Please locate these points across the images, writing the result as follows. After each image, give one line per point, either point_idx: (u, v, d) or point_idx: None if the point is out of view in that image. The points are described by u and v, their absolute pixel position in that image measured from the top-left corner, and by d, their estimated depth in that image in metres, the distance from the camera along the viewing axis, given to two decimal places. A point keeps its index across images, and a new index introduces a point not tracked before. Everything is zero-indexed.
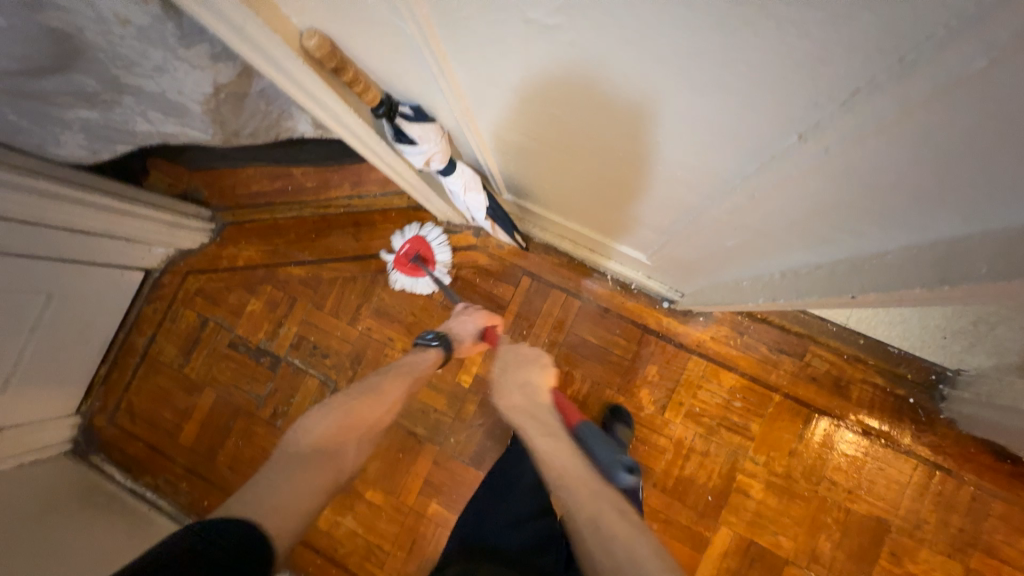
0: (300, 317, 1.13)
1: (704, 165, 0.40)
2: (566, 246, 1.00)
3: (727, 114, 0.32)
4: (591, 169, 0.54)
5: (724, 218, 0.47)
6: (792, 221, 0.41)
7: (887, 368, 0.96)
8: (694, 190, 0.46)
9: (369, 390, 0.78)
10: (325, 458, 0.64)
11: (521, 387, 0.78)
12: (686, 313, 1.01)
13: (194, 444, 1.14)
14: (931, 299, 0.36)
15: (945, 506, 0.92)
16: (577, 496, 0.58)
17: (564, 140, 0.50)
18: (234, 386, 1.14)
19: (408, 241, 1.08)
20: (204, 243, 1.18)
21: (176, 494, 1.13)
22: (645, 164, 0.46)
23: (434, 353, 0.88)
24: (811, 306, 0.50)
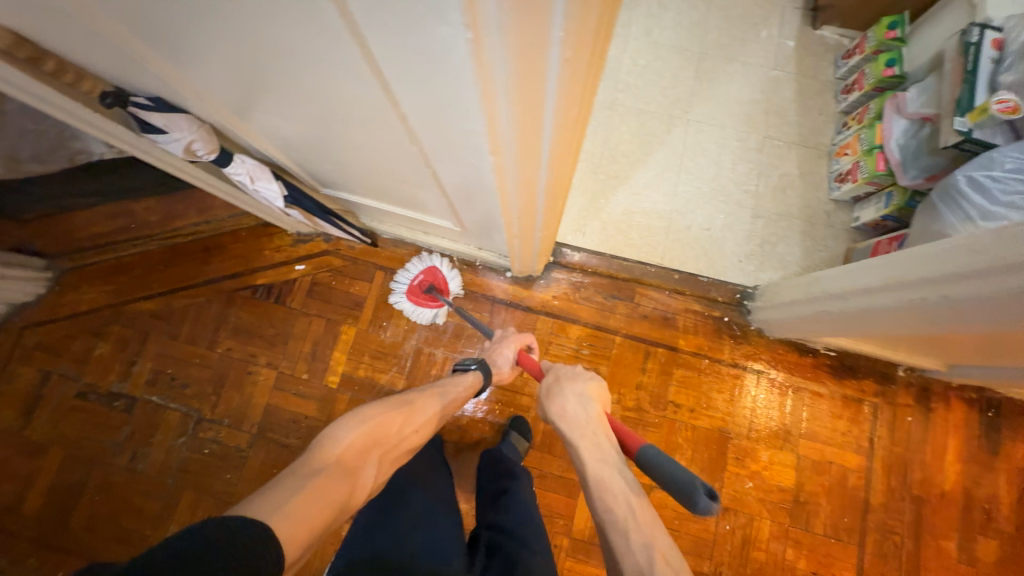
0: (155, 351, 1.10)
1: (359, 100, 0.48)
2: (406, 234, 1.08)
3: (304, 42, 0.40)
4: (327, 131, 0.61)
5: (418, 147, 0.56)
6: (440, 138, 0.50)
7: (701, 296, 1.09)
8: (381, 127, 0.54)
9: (400, 403, 0.75)
10: (344, 472, 0.60)
11: (576, 396, 0.75)
12: (528, 279, 1.11)
13: (41, 512, 1.03)
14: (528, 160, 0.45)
15: (769, 404, 1.05)
16: (627, 541, 0.58)
17: (280, 107, 0.57)
18: (87, 438, 1.06)
19: (421, 272, 1.08)
20: (42, 292, 1.12)
21: (23, 575, 1.00)
22: (341, 114, 0.54)
23: (472, 378, 0.89)
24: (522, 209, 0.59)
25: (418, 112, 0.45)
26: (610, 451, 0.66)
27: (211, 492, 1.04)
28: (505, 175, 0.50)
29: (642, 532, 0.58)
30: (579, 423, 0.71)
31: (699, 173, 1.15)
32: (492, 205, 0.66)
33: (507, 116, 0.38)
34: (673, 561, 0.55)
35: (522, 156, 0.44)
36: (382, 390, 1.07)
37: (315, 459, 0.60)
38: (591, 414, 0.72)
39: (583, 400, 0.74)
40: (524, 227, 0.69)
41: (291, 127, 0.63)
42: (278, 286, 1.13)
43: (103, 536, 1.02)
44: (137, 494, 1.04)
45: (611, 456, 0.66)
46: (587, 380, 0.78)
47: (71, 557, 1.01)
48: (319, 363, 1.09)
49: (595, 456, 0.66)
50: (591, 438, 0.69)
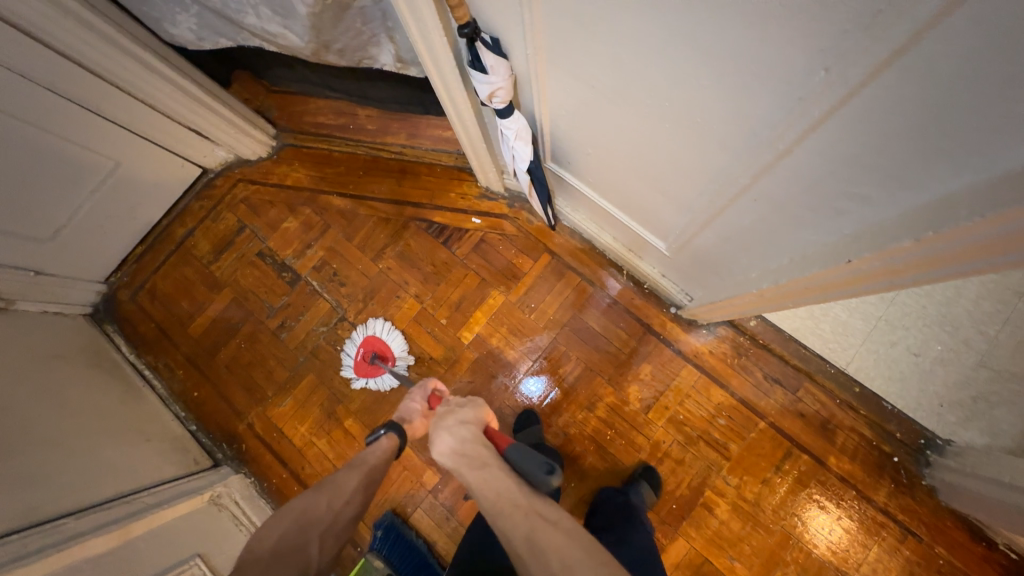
0: (328, 243, 1.20)
1: (739, 120, 0.45)
2: (592, 230, 1.05)
3: (765, 51, 0.37)
4: (637, 132, 0.59)
5: (745, 182, 0.53)
6: (806, 184, 0.46)
7: (878, 424, 0.96)
8: (723, 148, 0.51)
9: (319, 482, 0.65)
10: (273, 574, 0.56)
11: (450, 427, 0.67)
12: (690, 323, 1.04)
13: (199, 338, 1.19)
14: (937, 259, 0.41)
15: (907, 572, 0.91)
16: (511, 521, 0.58)
17: (614, 96, 0.56)
18: (252, 292, 1.19)
19: (360, 345, 1.10)
20: (262, 156, 1.27)
21: (169, 380, 1.17)
22: (684, 124, 0.51)
23: (387, 442, 0.73)
24: (825, 282, 0.55)
25: (822, 167, 0.43)
26: (482, 451, 0.64)
27: (329, 385, 1.12)
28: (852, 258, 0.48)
29: (521, 505, 0.59)
30: (445, 439, 0.66)
31: (933, 290, 0.98)
32: (760, 260, 0.64)
33: (979, 235, 0.36)
34: (551, 517, 0.58)
35: (913, 259, 0.42)
36: (505, 365, 1.08)
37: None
38: (465, 436, 0.66)
39: (460, 425, 0.67)
40: (767, 294, 0.67)
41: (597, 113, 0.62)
42: (449, 229, 1.17)
43: (236, 379, 1.15)
44: (273, 357, 1.15)
45: (489, 459, 0.63)
46: (464, 407, 0.71)
47: (207, 384, 1.16)
48: (459, 314, 1.12)
49: (473, 463, 0.63)
50: (473, 454, 0.64)
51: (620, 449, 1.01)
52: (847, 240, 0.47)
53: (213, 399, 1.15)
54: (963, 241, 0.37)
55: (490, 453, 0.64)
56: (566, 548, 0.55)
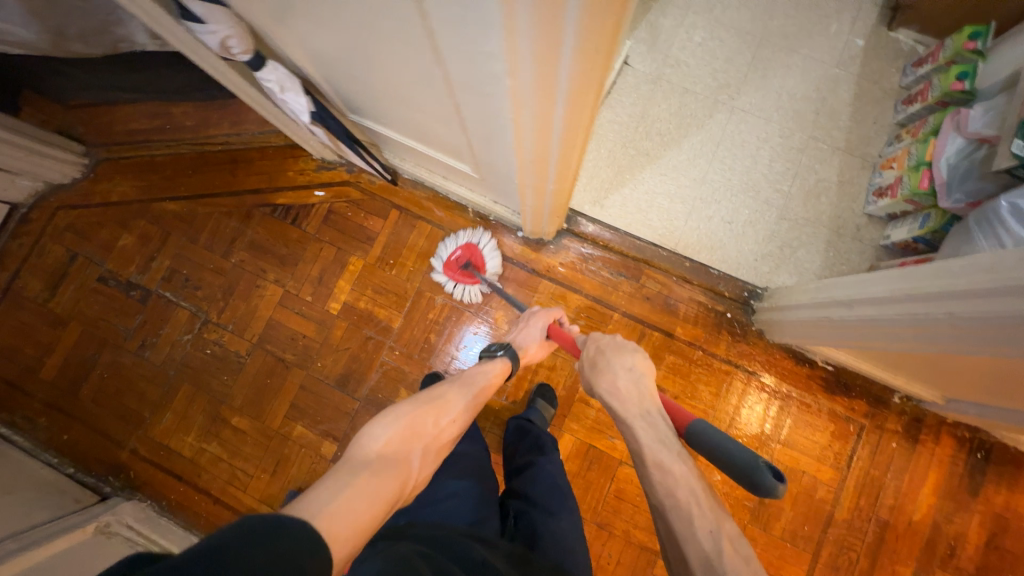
0: (173, 250, 1.15)
1: (383, 12, 0.48)
2: (425, 176, 1.08)
3: None
4: (353, 49, 0.61)
5: (440, 72, 0.55)
6: (453, 66, 0.50)
7: (709, 288, 1.08)
8: (404, 47, 0.53)
9: (431, 397, 0.72)
10: (387, 468, 0.57)
11: (626, 372, 0.72)
12: (538, 242, 1.11)
13: (57, 379, 1.12)
14: (541, 99, 0.45)
15: (755, 406, 1.05)
16: (692, 527, 0.54)
17: (310, 19, 0.58)
18: (102, 321, 1.13)
19: (459, 248, 1.07)
20: (77, 178, 1.18)
21: (33, 432, 1.09)
22: (365, 28, 0.54)
23: (500, 364, 0.86)
24: (532, 156, 0.59)
25: (437, 23, 0.44)
26: (666, 431, 0.63)
27: (209, 390, 1.10)
28: (521, 107, 0.48)
29: (703, 515, 0.55)
30: (625, 394, 0.69)
31: (733, 164, 1.11)
32: (509, 155, 0.66)
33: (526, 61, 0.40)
34: (742, 552, 0.52)
35: (540, 80, 0.42)
36: (379, 324, 1.11)
37: (355, 460, 0.56)
38: (643, 390, 0.69)
39: (631, 372, 0.72)
40: (536, 176, 0.67)
41: (320, 41, 0.63)
42: (296, 207, 1.16)
43: (108, 410, 1.10)
44: (143, 377, 1.11)
45: (667, 436, 0.62)
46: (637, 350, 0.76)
47: (77, 425, 1.10)
48: (324, 288, 1.12)
49: (652, 436, 0.63)
50: (644, 417, 0.65)
51: None
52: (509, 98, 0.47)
53: (87, 436, 1.09)
54: (532, 44, 0.37)
55: (668, 426, 0.64)
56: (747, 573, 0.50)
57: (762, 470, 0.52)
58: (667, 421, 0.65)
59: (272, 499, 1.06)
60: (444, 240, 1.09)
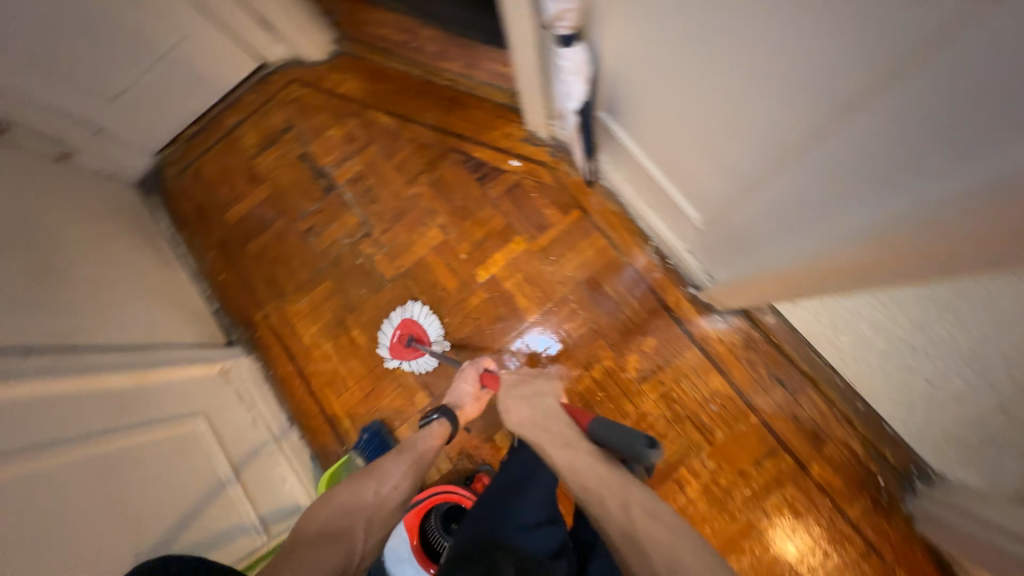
0: (367, 159, 1.21)
1: (809, 73, 0.43)
2: (627, 193, 1.03)
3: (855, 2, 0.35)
4: (701, 80, 0.57)
5: (803, 146, 0.50)
6: (859, 156, 0.44)
7: (870, 442, 0.95)
8: (783, 107, 0.49)
9: (370, 468, 0.79)
10: (328, 543, 0.68)
11: (524, 399, 0.81)
12: (706, 307, 1.03)
13: (233, 225, 1.24)
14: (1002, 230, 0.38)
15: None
16: (603, 503, 0.64)
17: (682, 35, 0.55)
18: (286, 193, 1.23)
19: (398, 326, 1.09)
20: (318, 60, 1.26)
21: (200, 260, 1.24)
22: (750, 72, 0.50)
23: (438, 427, 0.86)
24: (861, 259, 0.53)
25: (903, 110, 0.37)
26: (569, 434, 0.73)
27: (344, 294, 1.17)
28: (937, 230, 0.41)
29: (615, 495, 0.65)
30: (540, 423, 0.76)
31: None
32: (803, 242, 0.60)
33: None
34: (651, 511, 0.64)
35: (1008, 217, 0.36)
36: (513, 309, 1.10)
37: (294, 540, 0.68)
38: (546, 411, 0.78)
39: (541, 400, 0.79)
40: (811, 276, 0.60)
41: (661, 56, 0.60)
42: (488, 167, 1.16)
43: (260, 270, 1.21)
44: (297, 257, 1.20)
45: (573, 439, 0.72)
46: (534, 379, 0.84)
47: (233, 271, 1.22)
48: (479, 253, 1.13)
49: (559, 444, 0.72)
50: (552, 431, 0.73)
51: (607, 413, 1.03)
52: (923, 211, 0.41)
53: (237, 284, 1.21)
54: None
55: (573, 432, 0.73)
56: (657, 528, 0.62)
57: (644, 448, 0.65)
58: (570, 428, 0.74)
59: (355, 416, 1.11)
60: (386, 320, 1.11)
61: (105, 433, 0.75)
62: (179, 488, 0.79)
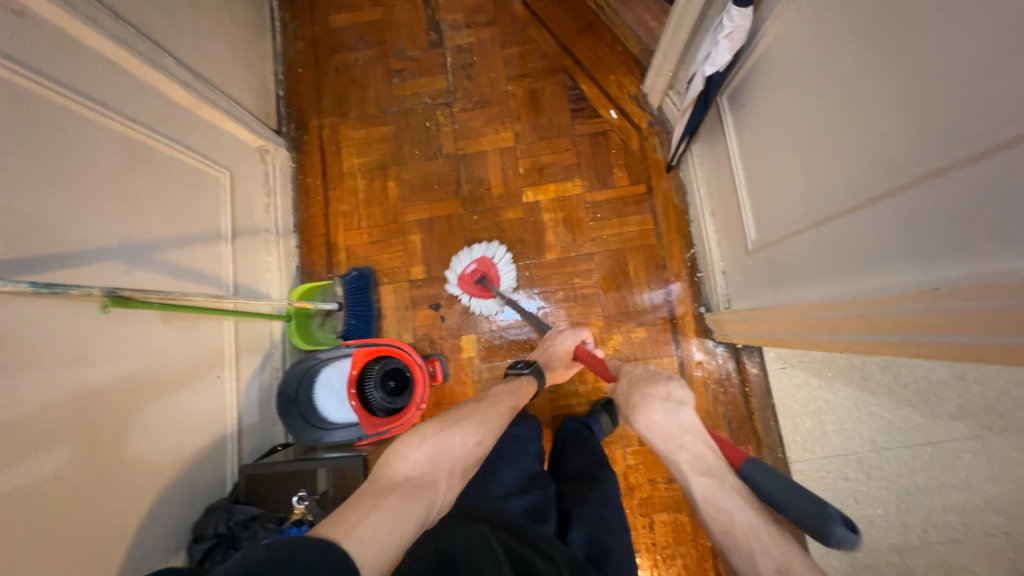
0: (484, 36, 1.19)
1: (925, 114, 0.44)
2: (697, 194, 1.03)
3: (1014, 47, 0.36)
4: (830, 94, 0.57)
5: (884, 189, 0.50)
6: (929, 214, 0.45)
7: None
8: (886, 143, 0.49)
9: (461, 414, 0.71)
10: (414, 492, 0.59)
11: (662, 402, 0.67)
12: (706, 329, 1.04)
13: (334, 30, 1.23)
14: (990, 323, 0.40)
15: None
16: (757, 564, 0.52)
17: (837, 40, 0.54)
18: (396, 28, 1.21)
19: (476, 260, 1.07)
20: None
21: (287, 45, 1.23)
22: (875, 99, 0.50)
23: (525, 382, 0.84)
24: (869, 323, 0.54)
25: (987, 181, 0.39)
26: (715, 463, 0.60)
27: (398, 146, 1.17)
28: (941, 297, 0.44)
29: (769, 553, 0.52)
30: (673, 433, 0.64)
31: (917, 469, 0.96)
32: (833, 288, 0.62)
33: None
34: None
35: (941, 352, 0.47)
36: (538, 241, 1.10)
37: (380, 481, 0.60)
38: (688, 422, 0.64)
39: (676, 405, 0.66)
40: (826, 321, 0.62)
41: (809, 56, 0.60)
42: (587, 104, 1.14)
43: (336, 84, 1.21)
44: (375, 90, 1.20)
45: (718, 470, 0.59)
46: (672, 381, 0.71)
47: (311, 71, 1.22)
48: (536, 175, 1.13)
49: (698, 469, 0.60)
50: (694, 451, 0.61)
51: None
52: (895, 290, 0.51)
53: (310, 85, 1.21)
54: None
55: (720, 462, 0.60)
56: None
57: (837, 522, 0.50)
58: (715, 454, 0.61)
59: (351, 255, 1.14)
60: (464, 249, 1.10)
61: (139, 124, 0.75)
62: (183, 213, 0.82)
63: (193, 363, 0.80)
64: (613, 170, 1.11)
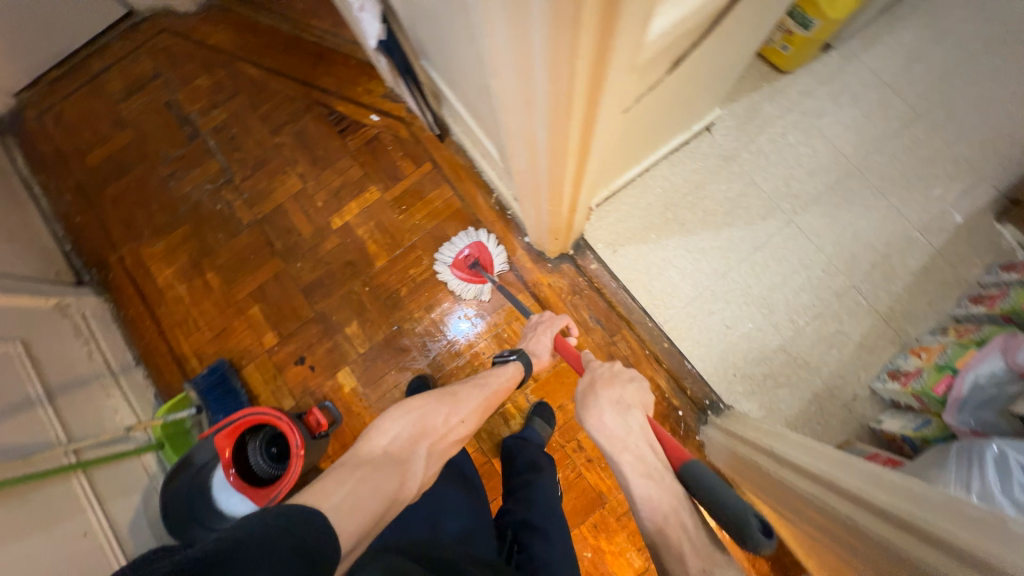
0: (232, 108, 1.24)
1: None
2: (469, 146, 1.10)
3: None
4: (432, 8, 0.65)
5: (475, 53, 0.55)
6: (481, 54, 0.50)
7: (674, 376, 1.04)
8: (457, 19, 0.56)
9: (445, 394, 0.74)
10: (389, 465, 0.60)
11: (612, 405, 0.65)
12: (539, 254, 1.10)
13: (95, 168, 1.24)
14: (530, 100, 0.43)
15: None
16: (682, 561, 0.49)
17: None
18: (150, 139, 1.24)
19: (470, 244, 1.08)
20: (190, 12, 1.29)
21: (56, 202, 1.22)
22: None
23: (513, 369, 0.84)
24: (530, 165, 0.57)
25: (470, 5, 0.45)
26: (657, 465, 0.57)
27: (201, 238, 1.18)
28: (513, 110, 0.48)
29: (684, 542, 0.50)
30: (619, 437, 0.61)
31: (761, 273, 1.05)
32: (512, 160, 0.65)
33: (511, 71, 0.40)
34: None
35: (553, 71, 0.36)
36: (364, 255, 1.14)
37: (360, 454, 0.61)
38: (632, 425, 0.62)
39: (626, 411, 0.64)
40: (530, 185, 0.65)
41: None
42: (350, 120, 1.20)
43: (118, 214, 1.21)
44: (158, 201, 1.21)
45: (662, 470, 0.56)
46: (627, 384, 0.68)
47: (89, 214, 1.22)
48: (336, 201, 1.17)
49: (638, 471, 0.56)
50: (636, 454, 0.58)
51: (445, 353, 1.09)
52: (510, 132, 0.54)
53: (93, 226, 1.21)
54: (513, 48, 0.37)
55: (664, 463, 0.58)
56: None
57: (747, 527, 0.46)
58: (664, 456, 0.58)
59: (203, 356, 1.13)
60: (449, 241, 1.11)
61: None
62: None
63: (49, 532, 0.76)
64: (398, 164, 1.17)
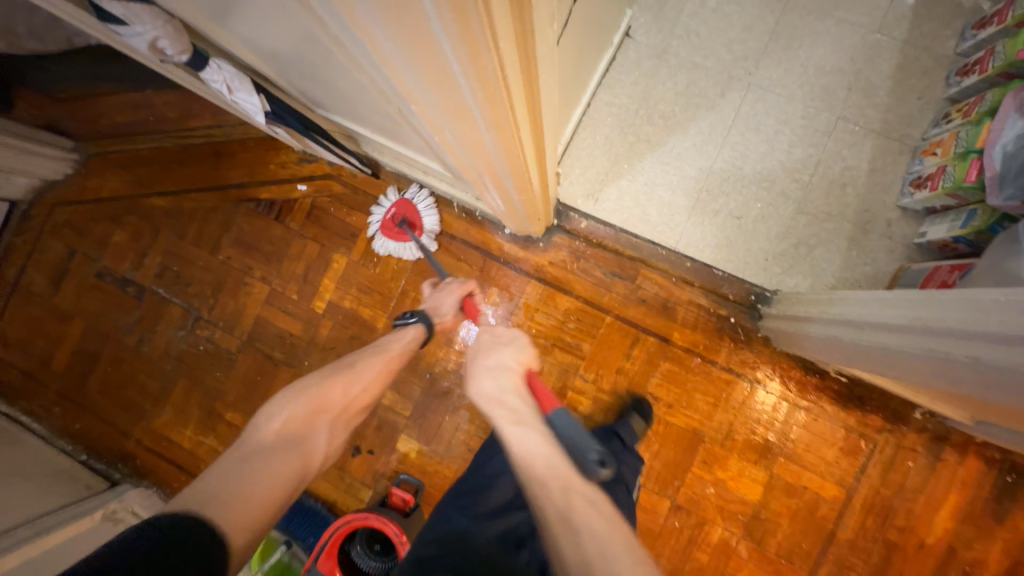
0: (163, 248, 1.16)
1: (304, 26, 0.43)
2: (405, 169, 1.02)
3: None
4: (302, 58, 0.56)
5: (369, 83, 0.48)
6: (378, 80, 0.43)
7: (711, 290, 0.99)
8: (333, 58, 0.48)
9: (341, 367, 0.73)
10: (284, 449, 0.60)
11: (489, 369, 0.62)
12: (526, 239, 1.04)
13: (68, 370, 1.17)
14: (463, 103, 0.36)
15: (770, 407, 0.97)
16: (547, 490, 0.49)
17: (255, 28, 0.54)
18: (103, 317, 1.16)
19: (396, 204, 1.06)
20: (68, 173, 1.18)
21: (48, 421, 1.16)
22: (306, 44, 0.50)
23: (413, 331, 0.81)
24: (488, 165, 0.51)
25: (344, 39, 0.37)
26: (525, 413, 0.56)
27: (202, 385, 1.13)
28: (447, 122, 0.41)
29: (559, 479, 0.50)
30: (492, 399, 0.59)
31: (746, 150, 0.99)
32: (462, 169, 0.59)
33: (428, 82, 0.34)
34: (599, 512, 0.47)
35: (479, 63, 0.30)
36: (362, 324, 1.08)
37: (250, 443, 0.60)
38: (506, 385, 0.60)
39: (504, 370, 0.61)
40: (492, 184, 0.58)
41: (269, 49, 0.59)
42: (279, 202, 1.13)
43: (113, 402, 1.15)
44: (143, 371, 1.15)
45: (528, 417, 0.56)
46: (516, 343, 0.65)
47: (86, 416, 1.15)
48: (309, 286, 1.10)
49: (513, 421, 0.55)
50: (513, 409, 0.57)
51: None
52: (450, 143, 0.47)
53: (97, 425, 1.15)
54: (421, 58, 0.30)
55: (531, 410, 0.57)
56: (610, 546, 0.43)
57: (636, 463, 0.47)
58: (529, 404, 0.58)
59: None
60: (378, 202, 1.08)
61: None
62: None
63: None
64: (347, 221, 1.10)
